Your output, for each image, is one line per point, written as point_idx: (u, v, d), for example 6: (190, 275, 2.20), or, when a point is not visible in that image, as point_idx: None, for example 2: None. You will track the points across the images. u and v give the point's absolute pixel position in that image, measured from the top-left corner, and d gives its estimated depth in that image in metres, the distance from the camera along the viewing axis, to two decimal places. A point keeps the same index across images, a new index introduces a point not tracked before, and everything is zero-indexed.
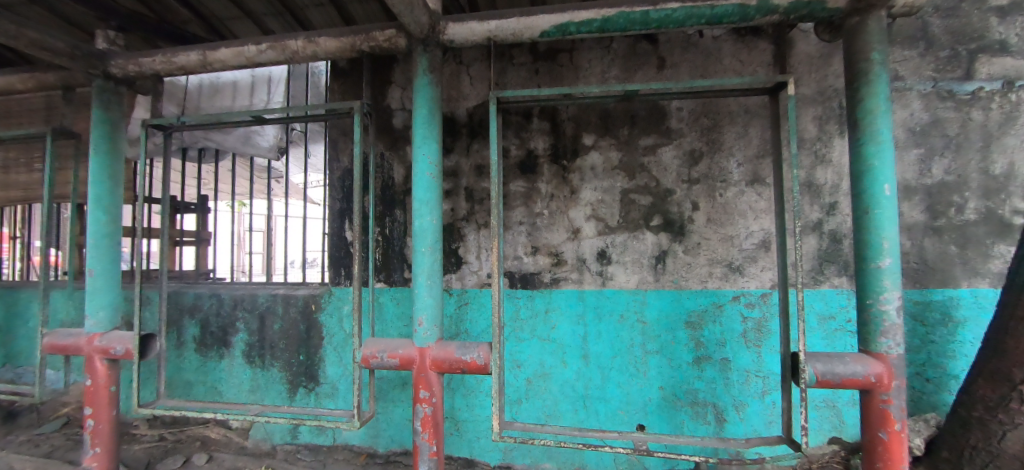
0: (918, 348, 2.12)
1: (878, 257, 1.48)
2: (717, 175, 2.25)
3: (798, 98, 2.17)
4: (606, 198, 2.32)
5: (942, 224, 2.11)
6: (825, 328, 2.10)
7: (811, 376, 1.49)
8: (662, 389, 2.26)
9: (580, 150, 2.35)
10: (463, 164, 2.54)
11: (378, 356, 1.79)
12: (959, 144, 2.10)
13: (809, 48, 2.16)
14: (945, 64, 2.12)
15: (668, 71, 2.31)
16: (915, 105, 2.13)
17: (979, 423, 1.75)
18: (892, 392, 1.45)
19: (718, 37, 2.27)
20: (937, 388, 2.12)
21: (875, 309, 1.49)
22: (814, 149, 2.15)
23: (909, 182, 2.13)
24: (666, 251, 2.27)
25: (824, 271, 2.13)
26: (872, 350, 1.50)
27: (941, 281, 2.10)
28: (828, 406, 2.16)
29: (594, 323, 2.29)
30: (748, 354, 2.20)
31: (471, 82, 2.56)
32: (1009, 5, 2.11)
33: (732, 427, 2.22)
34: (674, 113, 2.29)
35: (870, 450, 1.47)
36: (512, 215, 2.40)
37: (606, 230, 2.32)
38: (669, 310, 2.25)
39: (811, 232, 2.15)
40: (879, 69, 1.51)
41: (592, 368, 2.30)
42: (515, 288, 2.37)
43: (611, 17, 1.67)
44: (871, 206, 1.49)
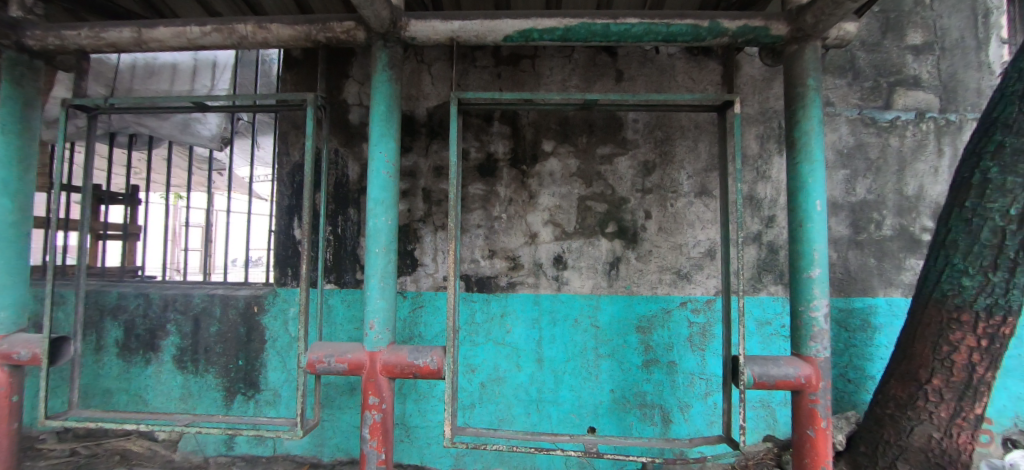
0: (842, 351, 2.30)
1: (809, 267, 1.60)
2: (668, 186, 2.34)
3: (743, 116, 2.30)
4: (564, 204, 2.36)
5: (863, 238, 2.32)
6: (762, 332, 2.24)
7: (749, 378, 1.57)
8: (613, 392, 2.31)
9: (539, 156, 2.37)
10: (421, 165, 2.49)
11: (325, 361, 1.70)
12: (879, 167, 2.32)
13: (753, 71, 2.31)
14: (869, 94, 2.34)
15: (626, 84, 2.39)
16: (843, 130, 2.33)
17: (891, 419, 1.94)
18: (819, 392, 1.56)
19: (672, 55, 2.38)
20: (857, 388, 2.31)
21: (806, 315, 1.60)
22: (756, 166, 2.29)
23: (836, 199, 2.32)
24: (619, 258, 2.33)
25: (763, 279, 2.27)
26: (802, 354, 1.61)
27: (861, 290, 2.30)
28: (763, 406, 2.30)
29: (548, 327, 2.31)
30: (693, 358, 2.30)
31: (431, 81, 2.52)
32: (921, 46, 2.36)
33: (676, 427, 2.31)
34: (630, 125, 2.37)
35: (799, 447, 1.58)
36: (470, 217, 2.38)
37: (562, 236, 2.35)
38: (621, 314, 2.31)
39: (752, 242, 2.29)
40: (813, 95, 1.63)
41: (546, 371, 2.32)
42: (471, 292, 2.35)
43: (573, 26, 1.70)
44: (804, 220, 1.61)
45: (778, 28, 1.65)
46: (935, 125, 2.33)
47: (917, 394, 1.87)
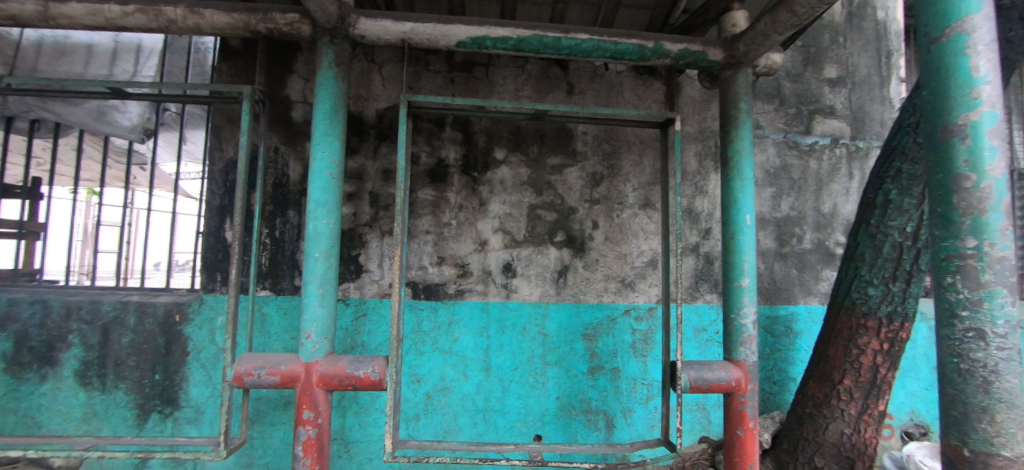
0: (768, 355, 2.47)
1: (739, 277, 1.71)
2: (615, 197, 2.43)
3: (684, 134, 2.44)
4: (514, 212, 2.37)
5: (787, 251, 2.52)
6: (699, 338, 2.36)
7: (686, 382, 1.64)
8: (559, 399, 2.33)
9: (490, 163, 2.37)
10: (369, 167, 2.40)
11: (254, 373, 1.57)
12: (800, 186, 2.54)
13: (693, 92, 2.46)
14: (792, 120, 2.57)
15: (576, 97, 2.45)
16: (770, 151, 2.54)
17: (809, 418, 2.10)
18: (747, 394, 1.66)
19: (621, 72, 2.48)
20: (781, 390, 2.49)
21: (737, 322, 1.70)
22: (694, 181, 2.43)
23: (764, 214, 2.51)
24: (567, 267, 2.37)
25: (700, 288, 2.40)
26: (733, 358, 1.70)
27: (785, 299, 2.50)
28: (699, 409, 2.42)
29: (497, 335, 2.30)
30: (635, 364, 2.38)
31: (382, 82, 2.45)
32: (836, 79, 2.63)
33: (619, 433, 2.36)
34: (579, 137, 2.43)
35: (730, 447, 1.67)
36: (419, 223, 2.32)
37: (512, 244, 2.36)
38: (568, 323, 2.35)
39: (690, 253, 2.42)
40: (744, 117, 1.76)
41: (493, 380, 2.29)
42: (418, 299, 2.28)
43: (525, 37, 1.72)
44: (735, 233, 1.72)
45: (714, 54, 1.77)
46: (847, 151, 2.60)
47: (831, 393, 2.05)
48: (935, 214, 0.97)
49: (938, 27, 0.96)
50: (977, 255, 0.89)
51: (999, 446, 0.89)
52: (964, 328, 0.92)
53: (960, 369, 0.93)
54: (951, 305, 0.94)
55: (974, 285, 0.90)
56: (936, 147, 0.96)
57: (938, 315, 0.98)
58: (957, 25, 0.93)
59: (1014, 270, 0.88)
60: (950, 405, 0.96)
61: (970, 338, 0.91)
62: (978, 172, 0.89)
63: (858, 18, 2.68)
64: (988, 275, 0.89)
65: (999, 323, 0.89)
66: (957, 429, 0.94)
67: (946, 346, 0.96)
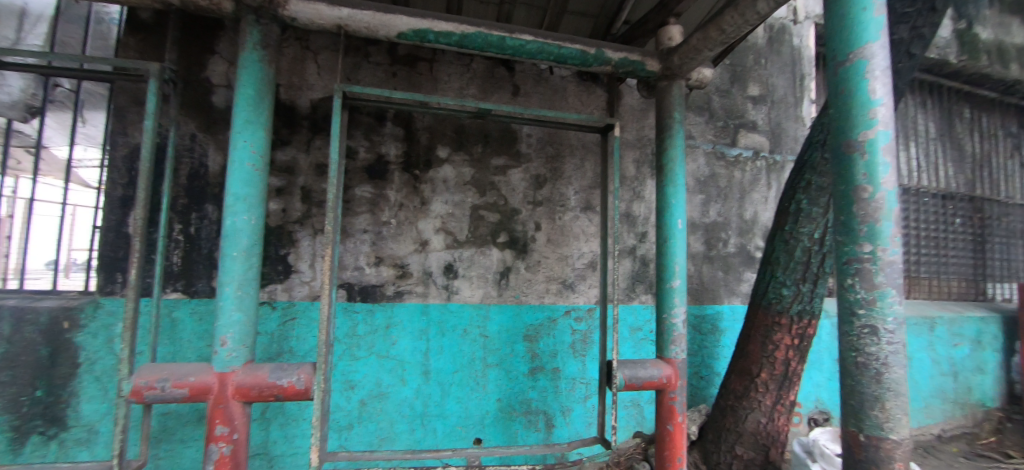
0: (696, 352, 2.62)
1: (671, 278, 1.78)
2: (557, 200, 2.46)
3: (623, 141, 2.53)
4: (456, 212, 2.32)
5: (714, 254, 2.70)
6: (634, 337, 2.46)
7: (621, 381, 1.67)
8: (499, 401, 2.31)
9: (433, 162, 2.31)
10: (301, 161, 2.25)
11: (156, 387, 1.39)
12: (726, 194, 2.73)
13: (632, 101, 2.56)
14: (720, 132, 2.76)
15: (521, 99, 2.46)
16: (701, 161, 2.70)
17: (731, 409, 2.26)
18: (676, 390, 1.73)
19: (565, 77, 2.53)
20: (707, 385, 2.64)
21: (668, 321, 1.77)
22: (632, 187, 2.53)
23: (695, 220, 2.66)
24: (509, 268, 2.37)
25: (636, 289, 2.50)
26: (664, 356, 1.77)
27: (711, 299, 2.67)
28: (633, 405, 2.51)
29: (437, 338, 2.24)
30: (574, 363, 2.42)
31: (318, 71, 2.31)
32: (758, 96, 2.86)
33: (558, 432, 2.39)
34: (524, 138, 2.44)
35: (660, 441, 1.74)
36: (355, 221, 2.20)
37: (453, 244, 2.31)
38: (509, 324, 2.34)
39: (628, 255, 2.50)
40: (678, 126, 1.84)
41: (433, 384, 2.23)
42: (353, 302, 2.15)
43: (469, 34, 1.67)
44: (668, 237, 1.80)
45: (652, 64, 1.83)
46: (766, 163, 2.84)
47: (750, 386, 2.21)
48: (838, 221, 1.07)
49: (843, 52, 1.06)
50: (872, 259, 1.00)
51: (888, 430, 1.00)
52: (861, 325, 1.02)
53: (857, 362, 1.03)
54: (851, 304, 1.04)
55: (870, 286, 1.01)
56: (840, 160, 1.06)
57: (840, 312, 1.09)
58: (858, 52, 1.04)
59: (902, 273, 0.99)
60: (850, 395, 1.06)
61: (867, 334, 1.02)
62: (874, 184, 1.00)
63: (777, 42, 2.94)
64: (880, 277, 1.00)
65: (889, 320, 1.00)
66: (855, 416, 1.05)
67: (846, 341, 1.06)
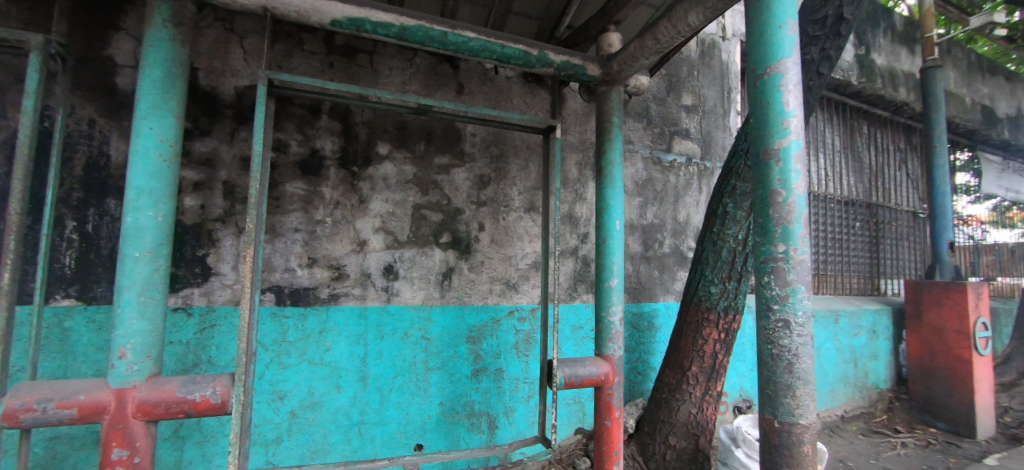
0: (634, 348, 2.71)
1: (608, 277, 1.80)
2: (501, 200, 2.46)
3: (566, 143, 2.57)
4: (397, 211, 2.24)
5: (651, 254, 2.83)
6: (575, 336, 2.51)
7: (561, 380, 1.65)
8: (441, 405, 2.26)
9: (372, 158, 2.22)
10: (224, 153, 2.06)
11: (36, 408, 1.17)
12: (662, 198, 2.87)
13: (575, 105, 2.62)
14: (657, 138, 2.89)
15: (465, 97, 2.42)
16: (639, 165, 2.81)
17: (664, 402, 2.37)
18: (614, 386, 1.75)
19: (510, 78, 2.53)
20: (643, 380, 2.74)
21: (606, 319, 1.78)
22: (575, 188, 2.58)
23: (634, 221, 2.77)
24: (452, 268, 2.33)
25: (577, 289, 2.55)
26: (602, 353, 1.78)
27: (648, 297, 2.80)
28: (574, 402, 2.53)
29: (375, 342, 2.14)
30: (518, 363, 2.44)
31: (244, 57, 2.13)
32: (691, 106, 3.03)
33: (501, 433, 2.39)
34: (468, 138, 2.41)
35: (599, 437, 1.76)
36: (286, 220, 2.05)
37: (394, 245, 2.23)
38: (452, 326, 2.30)
39: (570, 256, 2.55)
40: (616, 129, 1.86)
41: (371, 390, 2.13)
42: (282, 306, 2.01)
43: (409, 26, 1.58)
44: (606, 238, 1.82)
45: (592, 69, 1.84)
46: (697, 169, 3.02)
47: (682, 379, 2.33)
48: (757, 223, 1.15)
49: (762, 67, 1.14)
50: (785, 258, 1.09)
51: (798, 416, 1.09)
52: (776, 319, 1.11)
53: (772, 353, 1.12)
54: (767, 299, 1.13)
55: (783, 283, 1.09)
56: (759, 167, 1.14)
57: (758, 307, 1.17)
58: (774, 66, 1.12)
59: (810, 271, 1.09)
60: (766, 385, 1.15)
61: (780, 327, 1.11)
62: (787, 189, 1.09)
63: (708, 56, 3.14)
64: (792, 274, 1.08)
65: (799, 314, 1.09)
66: (771, 404, 1.13)
67: (763, 335, 1.14)
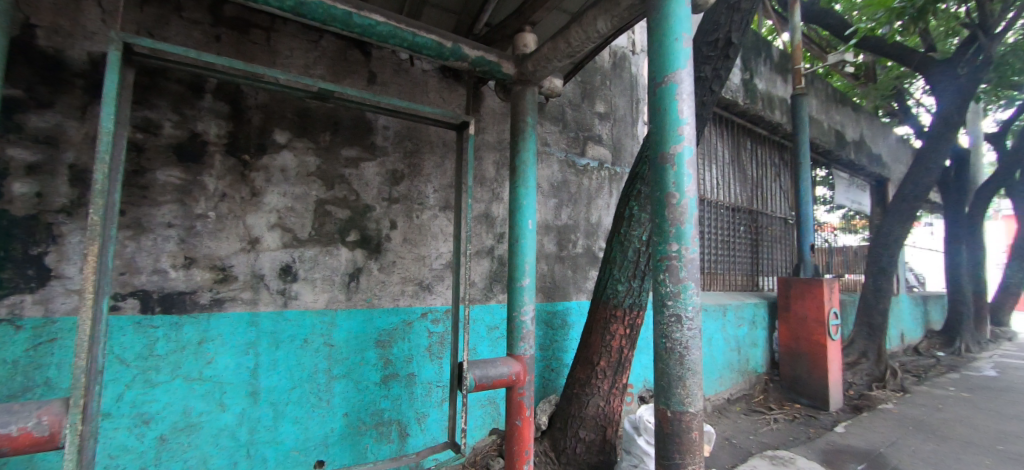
0: (548, 346, 2.77)
1: (520, 277, 1.81)
2: (415, 197, 2.37)
3: (484, 142, 2.55)
4: (297, 206, 2.04)
5: (564, 254, 2.91)
6: (491, 336, 2.49)
7: (471, 382, 1.59)
8: (347, 416, 2.10)
9: (268, 146, 1.99)
10: (71, 131, 1.71)
11: None
12: (576, 200, 2.98)
13: (494, 104, 2.61)
14: (572, 142, 2.99)
15: (378, 87, 2.29)
16: (555, 167, 2.88)
17: (575, 397, 2.45)
18: (525, 385, 1.75)
19: (426, 71, 2.44)
20: (556, 377, 2.81)
21: (518, 319, 1.78)
22: (492, 188, 2.57)
23: (549, 222, 2.83)
24: (360, 269, 2.18)
25: (493, 289, 2.54)
26: (514, 353, 1.77)
27: (561, 296, 2.88)
28: (489, 403, 2.50)
29: (268, 352, 1.92)
30: (430, 367, 2.37)
31: (103, 17, 1.79)
32: (603, 113, 3.19)
33: (413, 440, 2.30)
34: (379, 130, 2.28)
35: (510, 438, 1.75)
36: (156, 213, 1.75)
37: (292, 243, 2.02)
38: (359, 330, 2.15)
39: (486, 256, 2.53)
40: (530, 130, 1.87)
41: (263, 405, 1.90)
42: (151, 314, 1.70)
43: (307, 1, 1.38)
44: (519, 237, 1.82)
45: (507, 67, 1.83)
46: (608, 174, 3.19)
47: (591, 374, 2.42)
48: (654, 224, 1.22)
49: (659, 76, 1.21)
50: (678, 257, 1.17)
51: (687, 404, 1.17)
52: (670, 314, 1.18)
53: (666, 347, 1.19)
54: (662, 295, 1.20)
55: (676, 280, 1.17)
56: (657, 170, 1.21)
57: (655, 304, 1.23)
58: (670, 76, 1.20)
59: (699, 268, 1.18)
60: (661, 377, 1.22)
61: (673, 321, 1.18)
62: (679, 191, 1.16)
63: (619, 68, 3.32)
64: (683, 272, 1.16)
65: (689, 308, 1.17)
66: (664, 395, 1.20)
67: (659, 330, 1.21)
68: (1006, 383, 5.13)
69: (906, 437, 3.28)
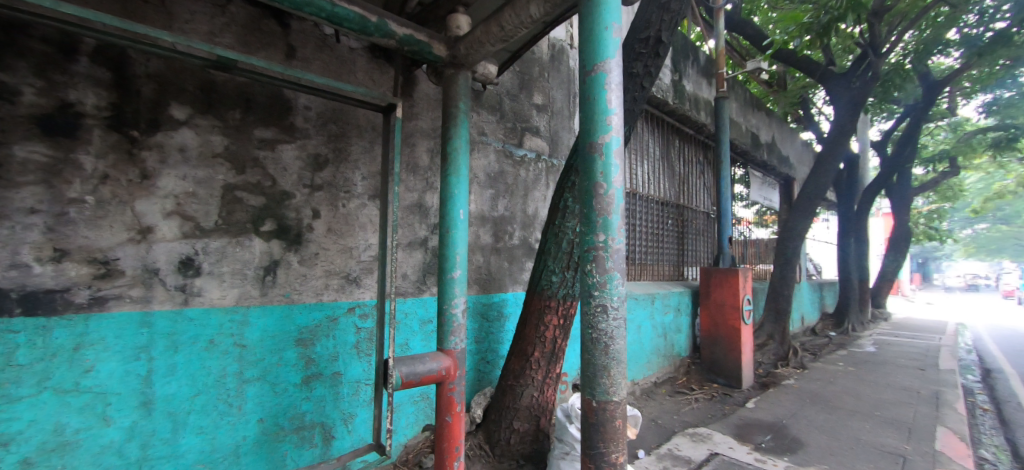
0: (484, 338, 2.75)
1: (451, 269, 1.75)
2: (340, 185, 2.24)
3: (418, 129, 2.45)
4: (199, 191, 1.81)
5: (500, 246, 2.90)
6: (424, 330, 2.41)
7: (397, 380, 1.50)
8: (262, 422, 1.93)
9: (163, 122, 1.74)
10: None
11: None
12: (513, 191, 2.97)
13: (428, 89, 2.50)
14: (510, 133, 2.97)
15: (298, 63, 2.09)
16: (492, 157, 2.84)
17: (510, 388, 2.45)
18: (455, 380, 1.71)
19: (354, 49, 2.29)
20: (492, 368, 2.80)
21: (448, 312, 1.73)
22: (425, 177, 2.47)
23: (485, 213, 2.78)
24: (277, 262, 2.01)
25: (427, 281, 2.46)
26: (444, 348, 1.72)
27: (497, 287, 2.86)
28: (422, 399, 2.42)
29: (165, 356, 1.69)
30: (357, 365, 2.27)
31: None
32: (541, 105, 3.20)
33: (338, 443, 2.19)
34: (300, 111, 2.11)
35: (439, 435, 1.70)
36: (11, 196, 1.45)
37: (194, 234, 1.80)
38: (277, 329, 1.98)
39: (419, 247, 2.44)
40: (462, 116, 1.81)
41: (159, 417, 1.67)
42: (9, 317, 1.41)
43: None
44: (450, 227, 1.76)
45: (438, 49, 1.75)
46: (544, 166, 3.22)
47: (525, 365, 2.43)
48: (583, 214, 1.22)
49: (589, 63, 1.21)
50: (605, 247, 1.17)
51: (611, 393, 1.20)
52: (596, 304, 1.19)
53: (592, 337, 1.20)
54: (590, 286, 1.21)
55: (602, 270, 1.18)
56: (585, 159, 1.20)
57: (582, 294, 1.24)
58: (600, 65, 1.20)
59: (624, 258, 1.20)
60: (586, 367, 1.23)
61: (599, 311, 1.19)
62: (607, 181, 1.17)
63: (557, 61, 3.35)
64: (609, 262, 1.17)
65: (614, 298, 1.19)
66: (590, 386, 1.22)
67: (586, 321, 1.22)
68: (881, 357, 5.97)
69: (803, 409, 3.68)
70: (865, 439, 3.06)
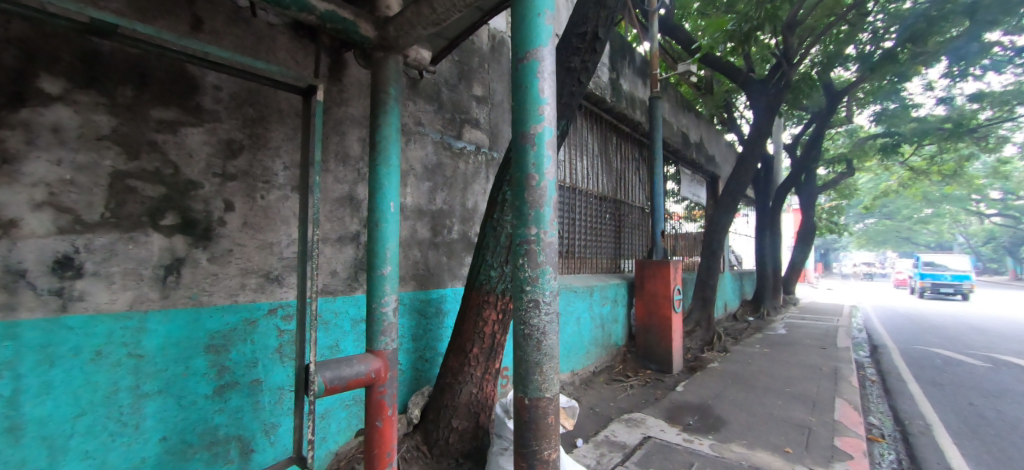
0: (422, 336, 2.67)
1: (381, 265, 1.66)
2: (258, 175, 2.06)
3: (348, 116, 2.30)
4: (80, 179, 1.56)
5: (439, 240, 2.82)
6: (356, 330, 2.29)
7: (320, 386, 1.39)
8: (166, 440, 1.73)
9: (29, 96, 1.46)
10: None
11: None
12: (451, 184, 2.90)
13: (359, 75, 2.36)
14: (449, 125, 2.89)
15: (206, 36, 1.87)
16: (429, 148, 2.74)
17: (448, 385, 2.40)
18: (386, 382, 1.63)
19: (273, 25, 2.09)
20: (430, 366, 2.74)
21: (378, 310, 1.65)
22: (356, 167, 2.33)
23: (421, 206, 2.69)
24: (181, 260, 1.80)
25: (358, 278, 2.33)
26: (373, 349, 1.64)
27: (435, 283, 2.78)
28: (354, 403, 2.31)
29: (37, 373, 1.43)
30: (279, 370, 2.11)
31: None
32: (480, 97, 3.15)
33: (257, 456, 2.02)
34: (209, 91, 1.90)
35: (369, 442, 1.61)
36: None
37: (74, 228, 1.54)
38: (183, 335, 1.77)
39: (350, 242, 2.30)
40: (392, 103, 1.71)
41: (30, 444, 1.43)
42: None
43: None
44: (380, 220, 1.67)
45: (365, 29, 1.63)
46: (484, 159, 3.18)
47: (464, 362, 2.39)
48: (515, 206, 1.19)
49: (521, 50, 1.18)
50: (536, 241, 1.16)
51: (544, 389, 1.19)
52: (529, 299, 1.18)
53: (524, 333, 1.18)
54: (522, 280, 1.19)
55: (534, 264, 1.16)
56: (517, 150, 1.18)
57: (515, 288, 1.22)
58: (532, 52, 1.17)
59: (556, 252, 1.19)
60: (519, 364, 1.21)
61: (531, 306, 1.18)
62: (540, 173, 1.16)
63: (497, 52, 3.31)
64: (541, 256, 1.16)
65: (546, 293, 1.18)
66: (522, 383, 1.20)
67: (518, 316, 1.20)
68: (791, 339, 6.65)
69: (727, 389, 3.99)
70: (777, 414, 3.38)
